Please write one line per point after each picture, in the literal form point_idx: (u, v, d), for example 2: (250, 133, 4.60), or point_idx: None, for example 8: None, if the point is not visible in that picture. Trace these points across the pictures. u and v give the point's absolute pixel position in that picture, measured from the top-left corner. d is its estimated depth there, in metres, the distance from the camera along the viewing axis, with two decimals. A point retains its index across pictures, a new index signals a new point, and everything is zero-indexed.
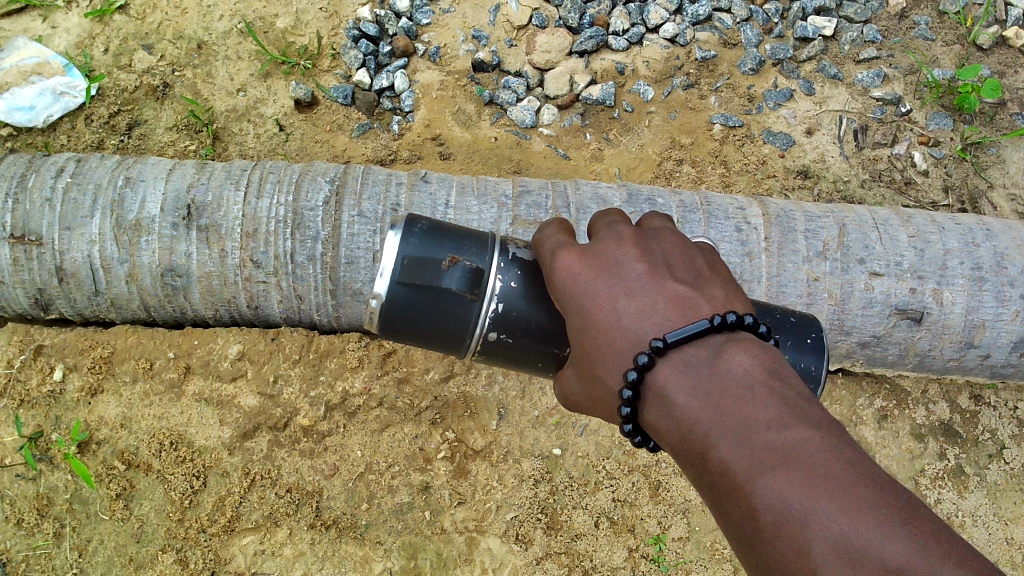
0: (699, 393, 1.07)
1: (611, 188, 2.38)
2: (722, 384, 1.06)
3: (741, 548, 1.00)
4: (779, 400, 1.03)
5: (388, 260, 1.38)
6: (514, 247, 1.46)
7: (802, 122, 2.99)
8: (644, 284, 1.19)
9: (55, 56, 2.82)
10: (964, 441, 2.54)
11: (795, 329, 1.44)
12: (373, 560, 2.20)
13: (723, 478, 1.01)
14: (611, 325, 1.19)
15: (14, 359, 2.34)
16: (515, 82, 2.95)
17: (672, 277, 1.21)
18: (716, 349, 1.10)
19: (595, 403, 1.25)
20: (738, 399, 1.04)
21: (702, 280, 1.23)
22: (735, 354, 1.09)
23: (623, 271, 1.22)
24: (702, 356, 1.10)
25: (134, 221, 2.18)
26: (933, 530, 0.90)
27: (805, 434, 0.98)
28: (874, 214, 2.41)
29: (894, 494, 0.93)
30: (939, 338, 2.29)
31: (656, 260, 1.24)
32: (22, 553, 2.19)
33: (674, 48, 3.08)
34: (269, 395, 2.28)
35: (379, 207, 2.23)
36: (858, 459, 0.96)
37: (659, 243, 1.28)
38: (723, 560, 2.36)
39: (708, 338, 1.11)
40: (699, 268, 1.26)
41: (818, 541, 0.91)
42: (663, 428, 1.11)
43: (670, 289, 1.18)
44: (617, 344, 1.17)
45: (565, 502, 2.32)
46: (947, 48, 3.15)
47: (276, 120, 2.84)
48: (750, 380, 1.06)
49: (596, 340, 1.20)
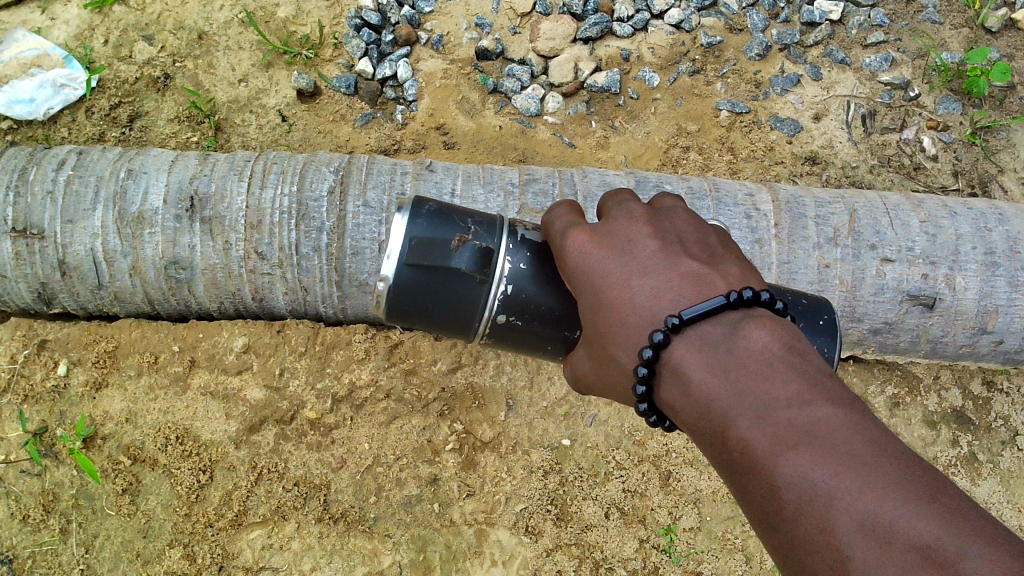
0: (716, 370, 1.05)
1: (619, 176, 2.36)
2: (740, 361, 1.04)
3: (763, 528, 0.98)
4: (799, 376, 1.00)
5: (395, 242, 1.36)
6: (523, 229, 1.44)
7: (809, 108, 2.96)
8: (657, 261, 1.17)
9: (54, 48, 2.79)
10: (976, 427, 2.52)
11: (808, 310, 1.41)
12: (381, 553, 2.18)
13: (743, 457, 0.99)
14: (624, 303, 1.16)
15: (17, 354, 2.31)
16: (519, 70, 2.92)
17: (686, 254, 1.19)
18: (733, 326, 1.08)
19: (608, 385, 1.23)
20: (756, 376, 1.02)
21: (715, 258, 1.21)
22: (752, 331, 1.06)
23: (635, 249, 1.19)
24: (718, 333, 1.08)
25: (136, 213, 2.15)
26: (960, 507, 0.87)
27: (826, 411, 0.95)
28: (885, 199, 2.38)
29: (919, 469, 0.91)
30: (952, 324, 2.27)
31: (668, 238, 1.21)
32: (29, 549, 2.18)
33: (680, 34, 3.04)
34: (275, 388, 2.26)
35: (384, 197, 2.20)
36: (880, 435, 0.93)
37: (671, 221, 1.25)
38: (735, 550, 2.34)
39: (724, 315, 1.09)
40: (710, 246, 1.24)
41: (843, 519, 0.89)
42: (680, 407, 1.09)
43: (684, 267, 1.16)
44: (630, 322, 1.15)
45: (574, 493, 2.30)
46: (955, 31, 3.11)
47: (279, 111, 2.81)
48: (768, 356, 1.03)
49: (609, 319, 1.18)
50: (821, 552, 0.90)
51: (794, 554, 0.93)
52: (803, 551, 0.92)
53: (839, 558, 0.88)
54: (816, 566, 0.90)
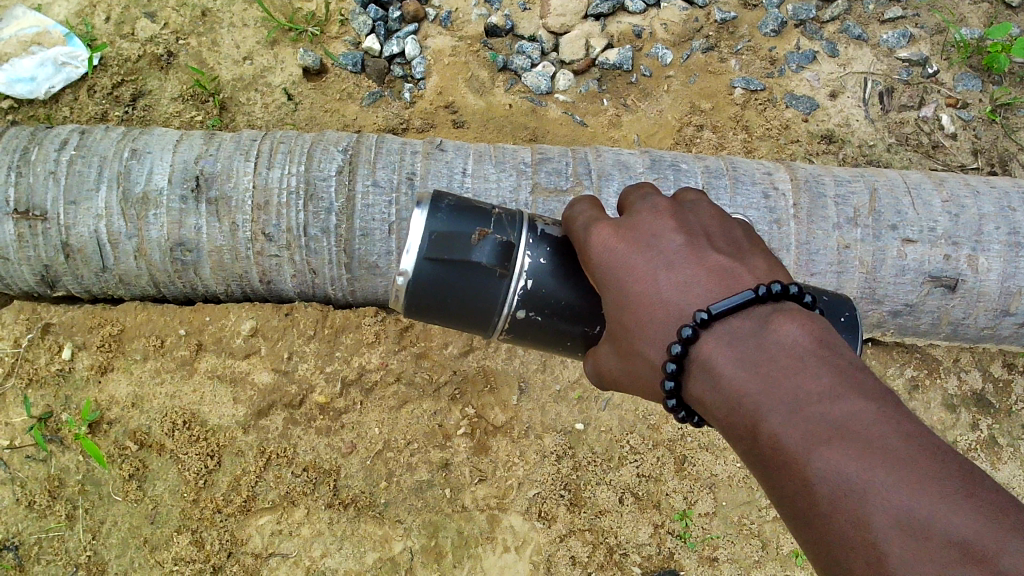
0: (746, 364, 1.01)
1: (633, 155, 2.30)
2: (770, 355, 1.00)
3: (796, 525, 0.94)
4: (831, 369, 0.96)
5: (415, 236, 1.31)
6: (542, 224, 1.39)
7: (826, 85, 2.91)
8: (684, 256, 1.13)
9: (55, 25, 2.72)
10: (997, 411, 2.47)
11: (829, 307, 1.36)
12: (392, 539, 2.14)
13: (775, 452, 0.95)
14: (652, 299, 1.12)
15: (21, 338, 2.27)
16: (530, 47, 2.86)
17: (712, 247, 1.15)
18: (763, 319, 1.03)
19: (633, 380, 1.18)
20: (787, 370, 0.97)
21: (743, 252, 1.16)
22: (783, 325, 1.02)
23: (661, 244, 1.15)
24: (747, 327, 1.04)
25: (141, 194, 2.11)
26: (999, 504, 0.82)
27: (859, 404, 0.91)
28: (907, 178, 2.33)
29: (956, 462, 0.86)
30: (974, 306, 2.22)
31: (694, 231, 1.17)
32: (34, 536, 2.14)
33: (693, 10, 2.98)
34: (284, 371, 2.22)
35: (394, 176, 2.16)
36: (916, 429, 0.89)
37: (697, 214, 1.21)
38: (752, 536, 2.31)
39: (753, 309, 1.05)
40: (735, 237, 1.19)
41: (879, 515, 0.84)
42: (710, 402, 1.05)
43: (711, 261, 1.12)
44: (658, 317, 1.11)
45: (588, 478, 2.26)
46: (974, 6, 3.04)
47: (284, 89, 2.75)
48: (800, 351, 0.99)
49: (636, 315, 1.13)
50: (856, 549, 0.85)
51: (827, 551, 0.89)
52: (837, 547, 0.87)
53: (875, 555, 0.83)
54: (850, 562, 0.86)
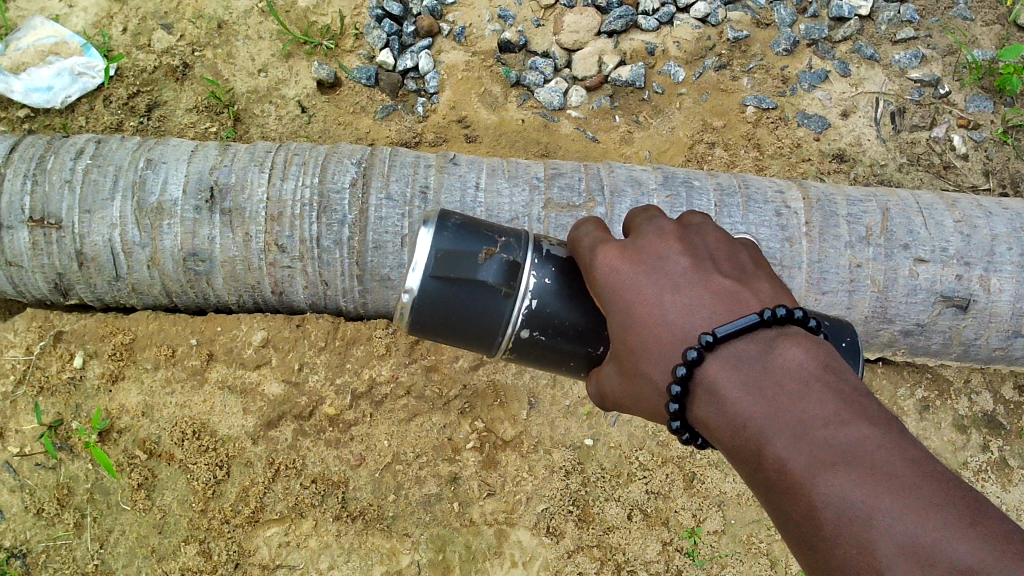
0: (752, 388, 1.01)
1: (646, 171, 2.31)
2: (776, 379, 0.99)
3: (800, 550, 0.93)
4: (836, 395, 0.96)
5: (420, 254, 1.32)
6: (548, 245, 1.40)
7: (837, 104, 2.92)
8: (689, 278, 1.13)
9: (73, 36, 2.74)
10: (1008, 433, 2.46)
11: (831, 331, 1.36)
12: (400, 552, 2.15)
13: (780, 476, 0.94)
14: (656, 320, 1.12)
15: (33, 346, 2.28)
16: (543, 63, 2.88)
17: (718, 271, 1.15)
18: (769, 343, 1.03)
19: (636, 400, 1.18)
20: (793, 395, 0.97)
21: (747, 276, 1.17)
22: (788, 348, 1.02)
23: (666, 266, 1.15)
24: (752, 350, 1.03)
25: (156, 204, 2.13)
26: (1003, 530, 0.83)
27: (864, 430, 0.91)
28: (919, 198, 2.33)
29: (959, 490, 0.86)
30: (985, 327, 2.21)
31: (699, 255, 1.17)
32: (42, 544, 2.14)
33: (706, 28, 3.00)
34: (294, 383, 2.22)
35: (408, 189, 2.17)
36: (920, 455, 0.89)
37: (702, 237, 1.20)
38: (760, 554, 2.29)
39: (759, 332, 1.05)
40: (741, 262, 1.19)
41: (884, 542, 0.84)
42: (714, 424, 1.04)
43: (716, 284, 1.12)
44: (662, 339, 1.11)
45: (597, 494, 2.26)
46: (987, 28, 3.05)
47: (298, 102, 2.77)
48: (805, 376, 0.99)
49: (640, 335, 1.13)
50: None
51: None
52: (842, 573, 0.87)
53: None
54: None
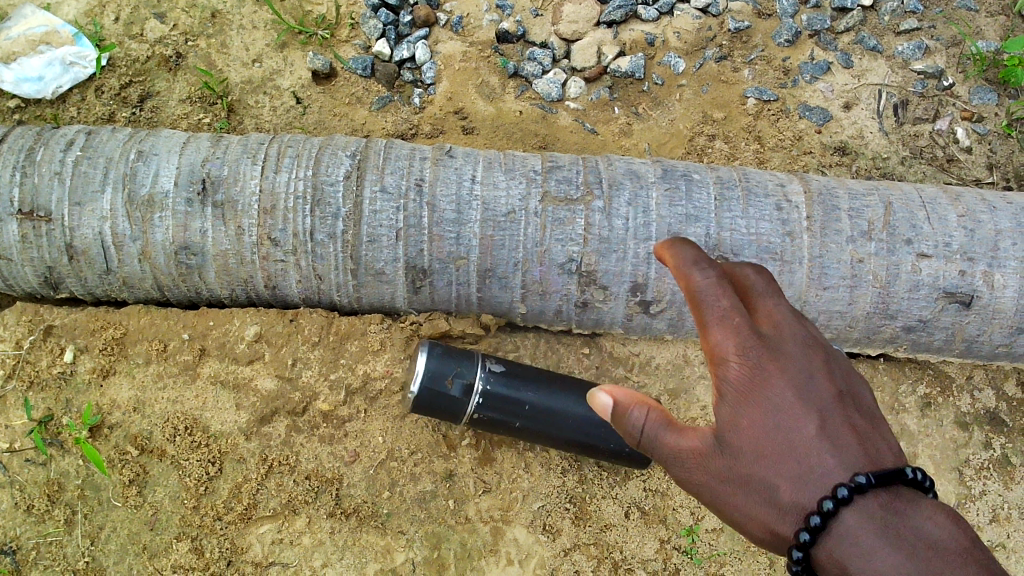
0: (896, 539, 1.11)
1: (645, 164, 2.28)
2: (920, 541, 1.11)
3: None
4: (980, 568, 1.07)
5: None
6: None
7: (840, 96, 2.88)
8: (833, 413, 1.25)
9: (63, 25, 2.70)
10: (1011, 430, 2.43)
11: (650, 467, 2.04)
12: (394, 550, 2.11)
13: None
14: (802, 439, 1.22)
15: (23, 340, 2.25)
16: (541, 54, 2.84)
17: (852, 416, 1.27)
18: (916, 511, 1.14)
19: (748, 517, 1.25)
20: (944, 562, 1.08)
21: (874, 422, 1.29)
22: (930, 522, 1.13)
23: (806, 387, 1.27)
24: (900, 510, 1.14)
25: (147, 197, 2.09)
26: None
27: None
28: (922, 192, 2.30)
29: None
30: (989, 323, 2.17)
31: (834, 386, 1.30)
32: (32, 541, 2.11)
33: (707, 18, 2.95)
34: (287, 378, 2.19)
35: (403, 182, 2.14)
36: None
37: (829, 357, 1.33)
38: (759, 553, 2.26)
39: (899, 490, 1.16)
40: (869, 403, 1.32)
41: None
42: (847, 563, 1.12)
43: (852, 423, 1.25)
44: (807, 461, 1.21)
45: (594, 492, 2.23)
46: (992, 18, 3.00)
47: (293, 93, 2.73)
48: (951, 548, 1.10)
49: (782, 458, 1.22)
50: None
51: None
52: None
53: None
54: None
